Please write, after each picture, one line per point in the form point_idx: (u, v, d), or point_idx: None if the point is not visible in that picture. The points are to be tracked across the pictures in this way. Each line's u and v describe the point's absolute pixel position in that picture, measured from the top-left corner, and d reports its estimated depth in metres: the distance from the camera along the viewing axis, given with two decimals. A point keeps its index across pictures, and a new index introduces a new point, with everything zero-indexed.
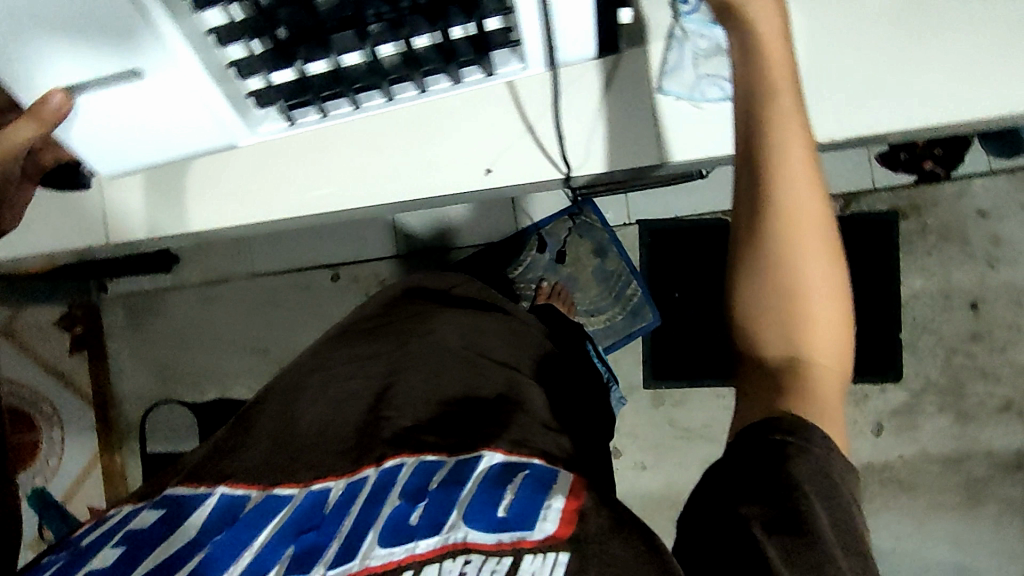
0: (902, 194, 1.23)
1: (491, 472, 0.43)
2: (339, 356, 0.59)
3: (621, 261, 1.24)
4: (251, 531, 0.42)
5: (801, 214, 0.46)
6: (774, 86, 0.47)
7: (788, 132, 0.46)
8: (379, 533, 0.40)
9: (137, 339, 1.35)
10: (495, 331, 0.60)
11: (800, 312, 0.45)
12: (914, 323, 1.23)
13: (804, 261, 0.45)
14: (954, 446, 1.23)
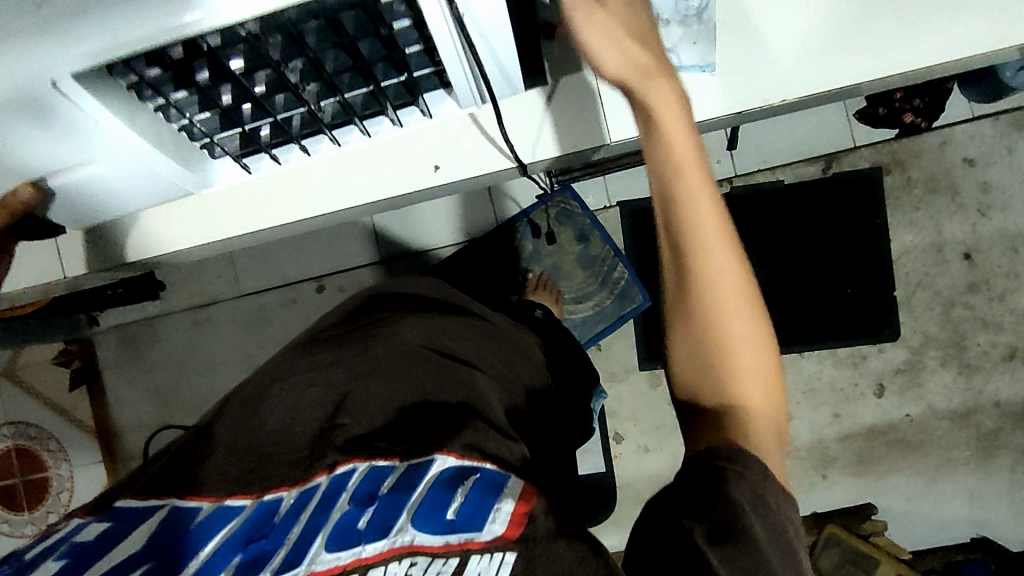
0: (885, 149, 1.21)
1: (444, 474, 0.39)
2: (298, 365, 0.53)
3: (605, 245, 1.22)
4: (195, 542, 0.36)
5: (714, 269, 0.46)
6: (677, 153, 0.47)
7: (691, 195, 0.46)
8: (327, 535, 0.35)
9: (129, 369, 1.33)
10: (459, 335, 0.58)
11: (727, 363, 0.45)
12: (908, 279, 1.21)
13: (722, 317, 0.45)
14: (961, 400, 1.21)
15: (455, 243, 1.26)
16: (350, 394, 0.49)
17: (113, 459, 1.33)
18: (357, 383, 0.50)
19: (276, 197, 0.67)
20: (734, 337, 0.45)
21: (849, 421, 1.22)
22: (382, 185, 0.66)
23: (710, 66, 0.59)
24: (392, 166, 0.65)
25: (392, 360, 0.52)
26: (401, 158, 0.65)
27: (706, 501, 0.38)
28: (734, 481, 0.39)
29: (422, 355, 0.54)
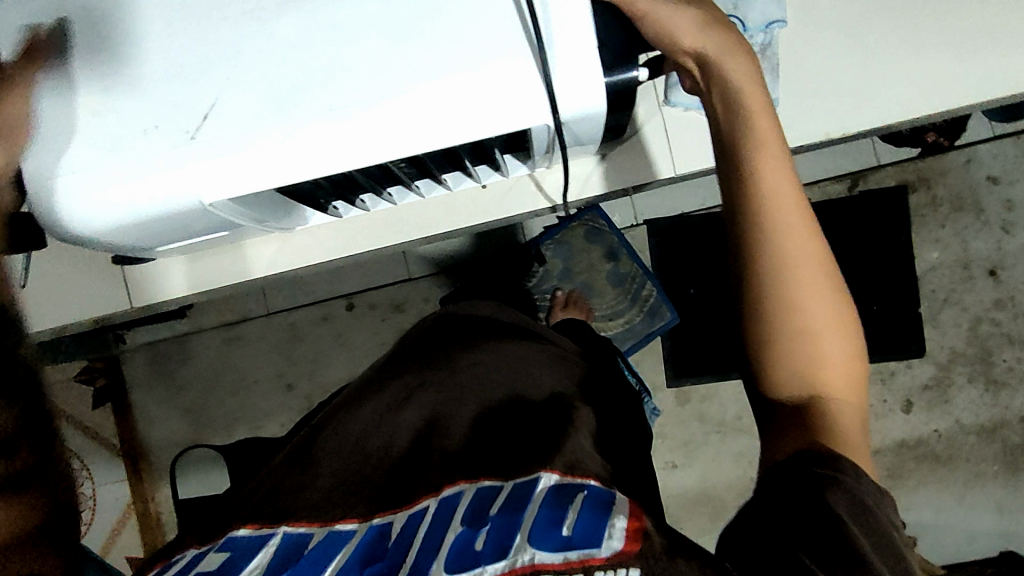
0: (909, 168, 1.22)
1: (549, 492, 0.40)
2: (392, 385, 0.57)
3: (634, 262, 1.23)
4: (316, 566, 0.40)
5: (803, 272, 0.46)
6: (759, 134, 0.48)
7: (777, 181, 0.47)
8: (445, 556, 0.38)
9: (158, 388, 1.33)
10: (537, 360, 0.59)
11: (815, 349, 0.45)
12: (934, 295, 1.22)
13: (810, 301, 0.45)
14: (989, 415, 1.22)
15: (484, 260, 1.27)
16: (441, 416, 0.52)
17: (141, 477, 1.33)
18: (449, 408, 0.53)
19: (335, 233, 0.66)
20: (818, 321, 0.45)
21: (878, 436, 1.23)
22: (449, 220, 0.65)
23: (772, 101, 0.61)
24: (461, 195, 0.64)
25: (477, 381, 0.55)
26: (469, 196, 0.64)
27: (820, 525, 0.38)
28: (836, 489, 0.40)
29: (505, 373, 0.56)
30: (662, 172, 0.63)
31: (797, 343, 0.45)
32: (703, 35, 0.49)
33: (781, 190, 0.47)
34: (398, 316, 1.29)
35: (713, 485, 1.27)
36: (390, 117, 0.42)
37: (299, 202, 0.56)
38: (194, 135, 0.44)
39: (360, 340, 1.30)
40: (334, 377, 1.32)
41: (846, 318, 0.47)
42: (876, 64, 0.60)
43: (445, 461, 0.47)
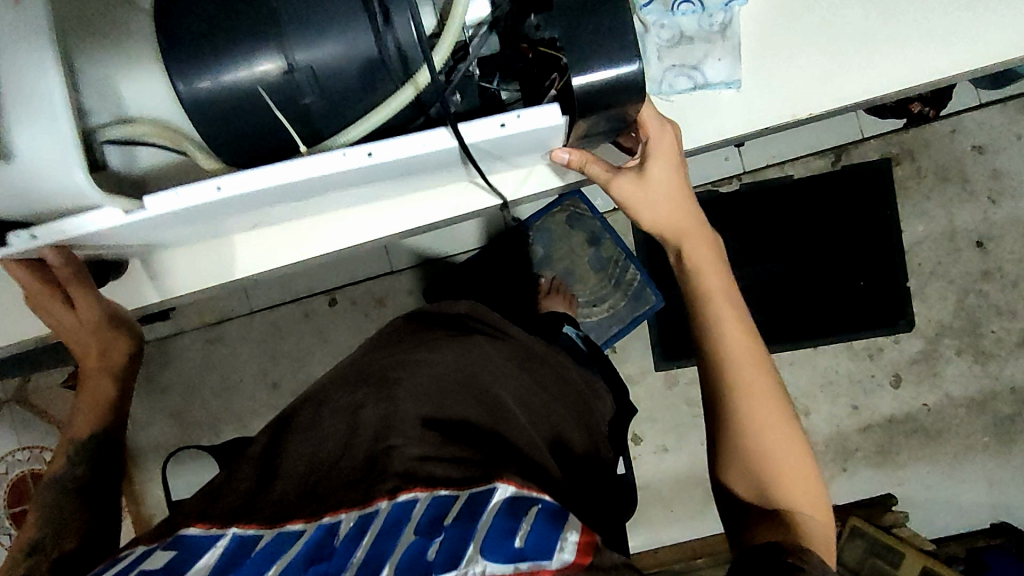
0: (892, 140, 1.20)
1: (506, 503, 0.38)
2: (344, 389, 0.55)
3: (616, 247, 1.22)
4: (256, 568, 0.37)
5: (748, 381, 0.56)
6: (710, 293, 0.60)
7: (730, 331, 0.58)
8: (395, 564, 0.34)
9: (145, 390, 1.33)
10: (497, 360, 0.58)
11: (771, 466, 0.54)
12: (921, 269, 1.21)
13: (764, 429, 0.54)
14: (979, 387, 1.21)
15: (472, 247, 1.25)
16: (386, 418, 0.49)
17: (133, 480, 1.33)
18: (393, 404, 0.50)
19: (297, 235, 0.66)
20: (772, 441, 0.54)
21: (867, 412, 1.23)
22: (411, 218, 0.66)
23: (735, 82, 0.59)
24: None
25: (430, 383, 0.53)
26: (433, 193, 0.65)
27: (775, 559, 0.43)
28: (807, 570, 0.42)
29: (459, 376, 0.54)
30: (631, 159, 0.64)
31: (744, 442, 0.55)
32: (659, 218, 0.62)
33: (729, 336, 0.58)
34: (380, 310, 1.28)
35: (703, 467, 1.27)
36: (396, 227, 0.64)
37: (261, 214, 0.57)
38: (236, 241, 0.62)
39: (345, 335, 1.29)
40: (321, 374, 1.31)
41: (799, 440, 0.55)
42: (838, 46, 0.59)
43: (382, 464, 0.44)
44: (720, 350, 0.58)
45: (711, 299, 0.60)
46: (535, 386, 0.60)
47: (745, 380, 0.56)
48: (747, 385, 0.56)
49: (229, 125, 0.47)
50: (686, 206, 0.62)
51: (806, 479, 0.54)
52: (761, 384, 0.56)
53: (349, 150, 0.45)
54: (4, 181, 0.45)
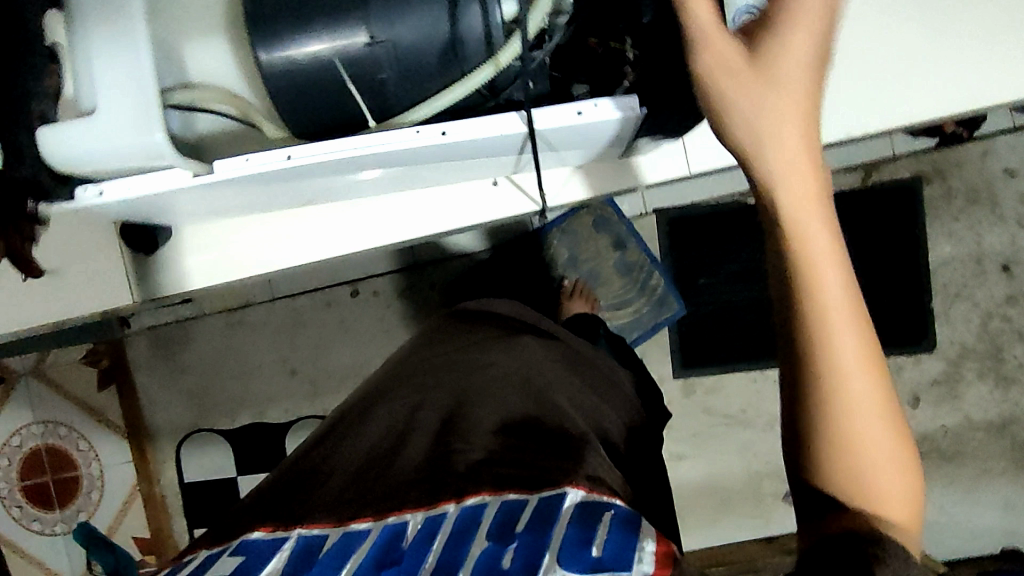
0: (924, 159, 1.20)
1: (577, 509, 0.39)
2: (401, 388, 0.57)
3: (642, 252, 1.22)
4: (328, 571, 0.38)
5: (845, 345, 0.36)
6: (810, 217, 0.37)
7: (829, 264, 0.37)
8: (471, 572, 0.35)
9: (165, 371, 1.34)
10: (549, 363, 0.60)
11: (858, 458, 0.37)
12: (946, 289, 1.21)
13: (856, 408, 0.36)
14: (998, 411, 1.21)
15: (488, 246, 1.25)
16: (453, 419, 0.51)
17: (147, 460, 1.34)
18: (463, 410, 0.52)
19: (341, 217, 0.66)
20: (863, 426, 0.37)
21: None
22: None
23: None
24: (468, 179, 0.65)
25: (494, 383, 0.55)
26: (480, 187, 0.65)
27: None
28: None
29: (518, 376, 0.57)
30: None
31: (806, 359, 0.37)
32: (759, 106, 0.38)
33: (833, 277, 0.37)
34: (403, 303, 1.28)
35: (717, 477, 1.27)
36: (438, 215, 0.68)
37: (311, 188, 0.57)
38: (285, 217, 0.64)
39: (366, 326, 1.30)
40: (340, 364, 1.31)
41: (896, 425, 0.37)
42: None
43: (457, 462, 0.45)
44: (819, 293, 0.36)
45: (813, 218, 0.37)
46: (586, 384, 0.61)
47: (808, 270, 0.37)
48: (812, 265, 0.36)
49: (305, 103, 0.48)
50: (799, 87, 0.39)
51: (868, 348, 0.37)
52: (830, 274, 0.37)
53: (423, 128, 0.47)
54: (88, 139, 0.47)
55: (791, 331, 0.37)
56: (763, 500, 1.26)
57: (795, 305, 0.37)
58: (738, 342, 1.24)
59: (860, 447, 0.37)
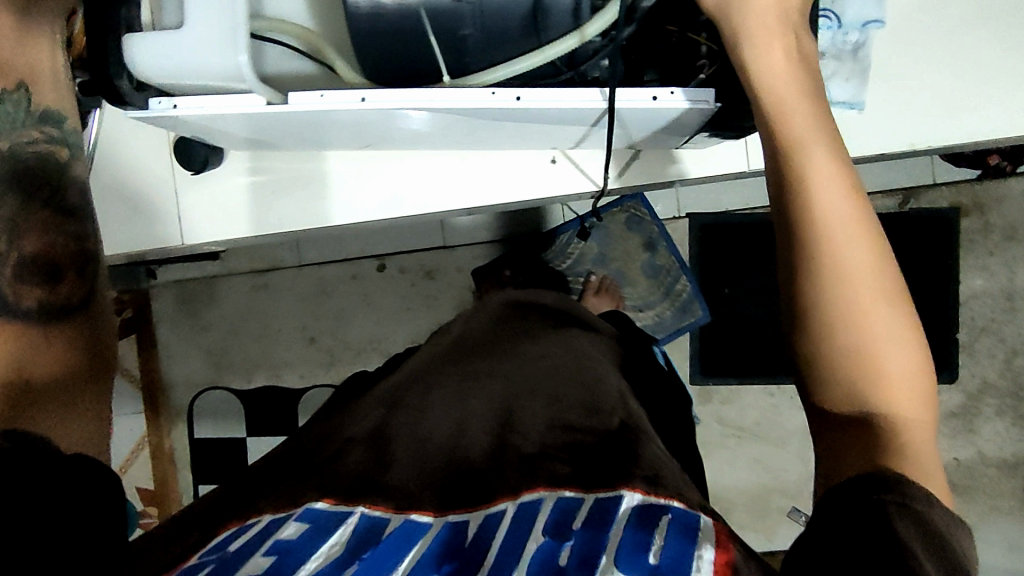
0: (964, 190, 1.19)
1: (634, 516, 0.45)
2: (455, 374, 0.65)
3: (671, 256, 1.22)
4: (393, 554, 0.44)
5: (842, 259, 0.44)
6: (802, 141, 0.46)
7: (828, 190, 0.45)
8: (529, 561, 0.41)
9: (186, 327, 1.35)
10: (589, 353, 0.67)
11: (871, 354, 0.43)
12: (973, 323, 1.20)
13: (864, 311, 0.43)
14: (1014, 450, 1.20)
15: (494, 237, 1.26)
16: (511, 412, 0.59)
17: (159, 413, 1.35)
18: (519, 401, 0.60)
19: (395, 182, 0.66)
20: (878, 326, 0.43)
21: None
22: (506, 191, 0.66)
23: (859, 105, 0.59)
24: (524, 159, 0.65)
25: (545, 375, 0.63)
26: (540, 167, 0.65)
27: (874, 539, 0.36)
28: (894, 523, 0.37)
29: (567, 364, 0.64)
30: (738, 166, 0.65)
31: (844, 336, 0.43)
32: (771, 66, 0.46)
33: (829, 201, 0.45)
34: (427, 283, 1.29)
35: (723, 487, 1.27)
36: (492, 187, 0.66)
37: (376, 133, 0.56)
38: (360, 180, 0.66)
39: (389, 302, 1.30)
40: (359, 338, 1.31)
41: (908, 326, 0.44)
42: (959, 81, 0.59)
43: (520, 460, 0.53)
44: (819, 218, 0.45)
45: (807, 144, 0.46)
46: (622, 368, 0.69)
47: (836, 264, 0.44)
48: (844, 251, 0.44)
49: (380, 49, 0.48)
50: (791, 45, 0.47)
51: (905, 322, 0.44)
52: (860, 265, 0.44)
53: (499, 91, 0.48)
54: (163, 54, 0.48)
55: (799, 252, 0.45)
56: (767, 515, 1.26)
57: (801, 226, 0.45)
58: (758, 354, 1.24)
59: (869, 342, 0.43)
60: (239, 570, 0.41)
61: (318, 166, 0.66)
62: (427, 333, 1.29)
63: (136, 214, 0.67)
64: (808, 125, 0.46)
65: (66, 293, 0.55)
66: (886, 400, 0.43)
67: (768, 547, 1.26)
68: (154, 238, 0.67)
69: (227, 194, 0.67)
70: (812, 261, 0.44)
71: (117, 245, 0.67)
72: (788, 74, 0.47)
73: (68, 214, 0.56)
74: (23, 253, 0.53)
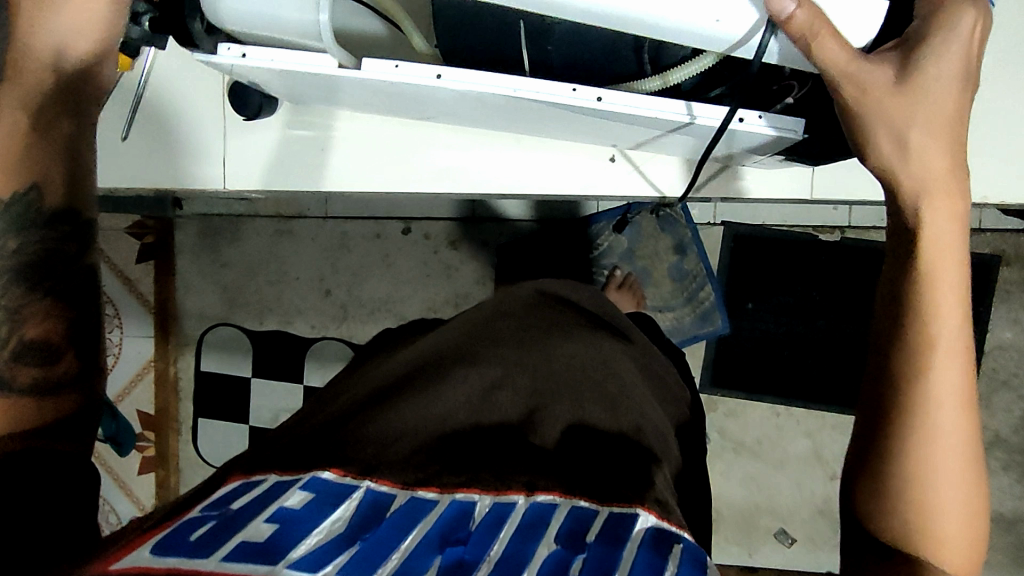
0: (1010, 239, 1.15)
1: (648, 540, 0.45)
2: (486, 355, 0.64)
3: (699, 261, 1.20)
4: (397, 533, 0.44)
5: (942, 392, 0.46)
6: (934, 273, 0.47)
7: (943, 326, 0.46)
8: (538, 568, 0.42)
9: (206, 261, 1.34)
10: (612, 357, 0.67)
11: (932, 478, 0.45)
12: (993, 374, 1.18)
13: (944, 443, 0.45)
14: (1013, 506, 1.19)
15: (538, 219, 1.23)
16: (536, 408, 0.59)
17: (168, 340, 1.36)
18: (548, 400, 0.60)
19: (446, 155, 0.64)
20: (949, 460, 0.45)
21: None
22: (556, 180, 0.64)
23: None
24: (581, 154, 0.64)
25: (576, 377, 0.63)
26: (598, 165, 0.64)
27: None
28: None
29: (599, 371, 0.65)
30: (798, 191, 0.63)
31: (915, 512, 0.45)
32: (918, 161, 0.48)
33: (945, 335, 0.46)
34: (450, 252, 1.27)
35: (715, 498, 1.27)
36: (543, 177, 0.64)
37: (436, 105, 0.55)
38: (416, 150, 0.65)
39: (410, 266, 1.29)
40: (374, 297, 1.30)
41: (975, 466, 0.46)
42: None
43: (542, 462, 0.53)
44: (933, 345, 0.46)
45: (934, 276, 0.47)
46: (647, 381, 0.70)
47: (944, 447, 0.45)
48: (940, 385, 0.46)
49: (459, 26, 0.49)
50: (945, 155, 0.48)
51: (980, 500, 0.46)
52: (957, 439, 0.46)
53: (580, 88, 0.48)
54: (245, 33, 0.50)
55: (898, 371, 0.47)
56: (754, 532, 1.26)
57: (908, 351, 0.46)
58: (772, 373, 1.23)
59: (934, 475, 0.45)
60: (239, 536, 0.41)
61: (368, 130, 0.65)
62: (443, 303, 1.28)
63: (180, 150, 0.66)
64: (955, 294, 0.47)
65: (61, 370, 0.52)
66: (935, 530, 0.45)
67: (750, 563, 1.26)
68: (194, 178, 0.66)
69: (271, 141, 0.65)
70: (916, 429, 0.46)
71: (154, 179, 0.66)
72: (947, 228, 0.47)
73: (71, 301, 0.54)
74: (23, 338, 0.52)
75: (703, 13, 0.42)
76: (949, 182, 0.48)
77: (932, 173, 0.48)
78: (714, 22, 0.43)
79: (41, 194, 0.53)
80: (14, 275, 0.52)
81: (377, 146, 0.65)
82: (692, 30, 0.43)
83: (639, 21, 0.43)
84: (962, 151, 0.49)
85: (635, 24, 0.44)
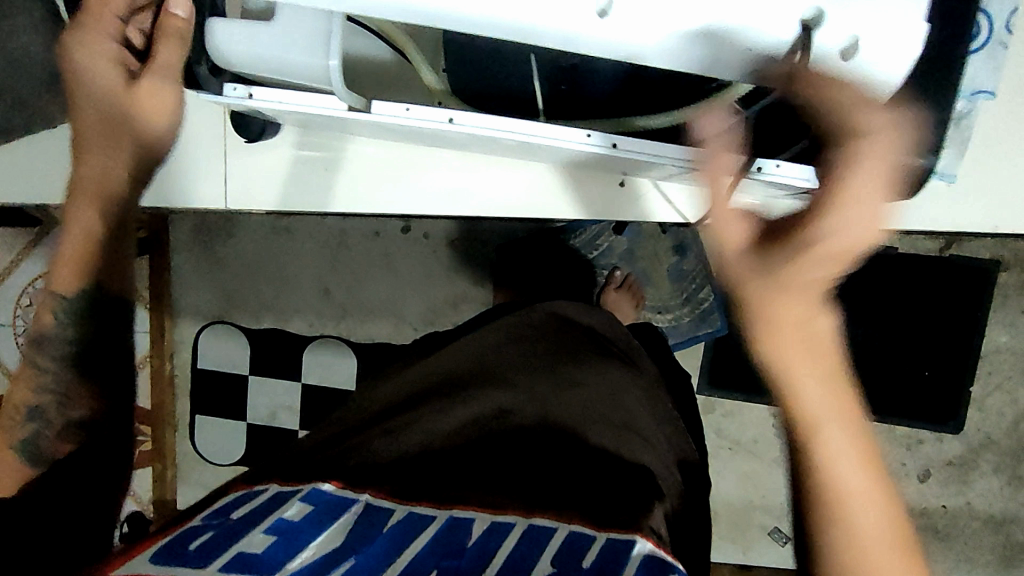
0: (1010, 245, 1.15)
1: (645, 563, 0.44)
2: (496, 377, 0.64)
3: (699, 263, 1.20)
4: (392, 549, 0.44)
5: (849, 482, 0.48)
6: (800, 391, 0.47)
7: (828, 431, 0.48)
8: None
9: (201, 257, 1.33)
10: (622, 390, 0.66)
11: (861, 550, 0.47)
12: (988, 378, 1.19)
13: (860, 524, 0.47)
14: (1003, 507, 1.21)
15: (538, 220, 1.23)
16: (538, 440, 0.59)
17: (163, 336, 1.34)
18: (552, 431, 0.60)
19: (453, 177, 0.64)
20: (873, 537, 0.47)
21: None
22: (564, 203, 0.64)
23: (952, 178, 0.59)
24: (589, 177, 0.63)
25: (580, 407, 0.63)
26: (606, 188, 0.63)
27: None
28: None
29: (609, 403, 0.64)
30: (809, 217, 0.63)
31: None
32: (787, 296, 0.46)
33: (833, 437, 0.48)
34: (450, 251, 1.27)
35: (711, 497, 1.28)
36: (552, 202, 0.64)
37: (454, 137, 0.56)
38: (424, 172, 0.64)
39: (409, 265, 1.28)
40: (373, 295, 1.30)
41: (894, 539, 0.48)
42: None
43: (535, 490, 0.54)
44: (826, 449, 0.48)
45: (801, 391, 0.47)
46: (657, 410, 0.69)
47: (860, 529, 0.47)
48: (840, 478, 0.48)
49: (489, 75, 0.58)
50: (831, 278, 0.46)
51: (914, 564, 0.48)
52: (873, 518, 0.47)
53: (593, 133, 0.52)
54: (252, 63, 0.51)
55: (802, 474, 0.48)
56: (749, 529, 1.28)
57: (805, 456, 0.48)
58: None
59: (868, 545, 0.47)
60: (238, 546, 0.41)
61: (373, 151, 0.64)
62: (443, 303, 1.28)
63: (179, 168, 0.64)
64: (824, 401, 0.48)
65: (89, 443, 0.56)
66: None
67: (744, 560, 1.28)
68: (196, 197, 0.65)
69: (280, 160, 0.64)
70: (831, 517, 0.48)
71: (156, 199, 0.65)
72: (805, 303, 0.46)
73: (105, 382, 0.57)
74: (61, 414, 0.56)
75: (726, 41, 0.43)
76: (822, 303, 0.47)
77: (799, 310, 0.46)
78: (749, 38, 0.43)
79: (98, 287, 0.57)
80: (68, 361, 0.57)
81: (383, 166, 0.64)
82: (714, 58, 0.45)
83: (673, 47, 0.44)
84: (863, 259, 0.47)
85: (654, 58, 0.45)
